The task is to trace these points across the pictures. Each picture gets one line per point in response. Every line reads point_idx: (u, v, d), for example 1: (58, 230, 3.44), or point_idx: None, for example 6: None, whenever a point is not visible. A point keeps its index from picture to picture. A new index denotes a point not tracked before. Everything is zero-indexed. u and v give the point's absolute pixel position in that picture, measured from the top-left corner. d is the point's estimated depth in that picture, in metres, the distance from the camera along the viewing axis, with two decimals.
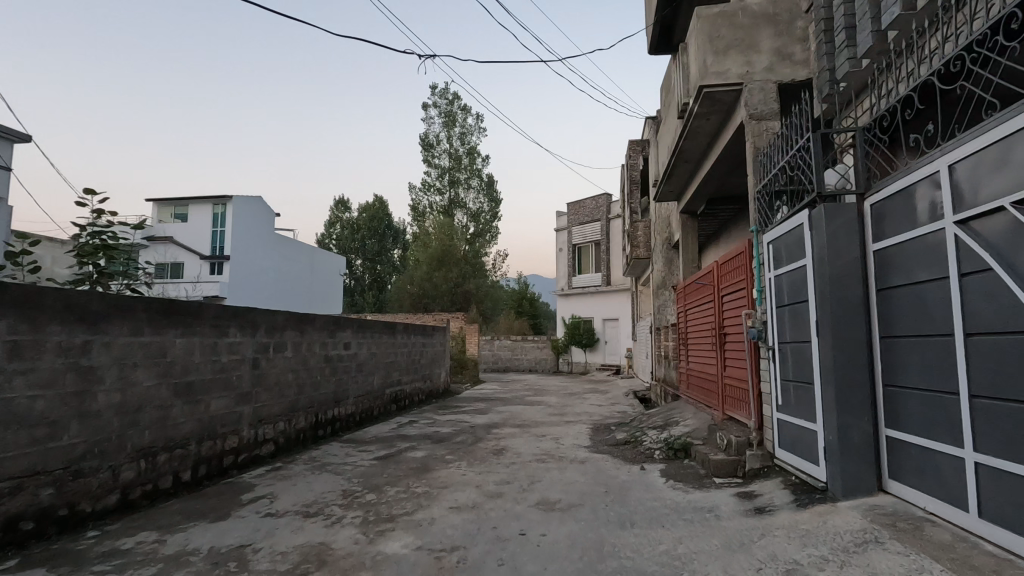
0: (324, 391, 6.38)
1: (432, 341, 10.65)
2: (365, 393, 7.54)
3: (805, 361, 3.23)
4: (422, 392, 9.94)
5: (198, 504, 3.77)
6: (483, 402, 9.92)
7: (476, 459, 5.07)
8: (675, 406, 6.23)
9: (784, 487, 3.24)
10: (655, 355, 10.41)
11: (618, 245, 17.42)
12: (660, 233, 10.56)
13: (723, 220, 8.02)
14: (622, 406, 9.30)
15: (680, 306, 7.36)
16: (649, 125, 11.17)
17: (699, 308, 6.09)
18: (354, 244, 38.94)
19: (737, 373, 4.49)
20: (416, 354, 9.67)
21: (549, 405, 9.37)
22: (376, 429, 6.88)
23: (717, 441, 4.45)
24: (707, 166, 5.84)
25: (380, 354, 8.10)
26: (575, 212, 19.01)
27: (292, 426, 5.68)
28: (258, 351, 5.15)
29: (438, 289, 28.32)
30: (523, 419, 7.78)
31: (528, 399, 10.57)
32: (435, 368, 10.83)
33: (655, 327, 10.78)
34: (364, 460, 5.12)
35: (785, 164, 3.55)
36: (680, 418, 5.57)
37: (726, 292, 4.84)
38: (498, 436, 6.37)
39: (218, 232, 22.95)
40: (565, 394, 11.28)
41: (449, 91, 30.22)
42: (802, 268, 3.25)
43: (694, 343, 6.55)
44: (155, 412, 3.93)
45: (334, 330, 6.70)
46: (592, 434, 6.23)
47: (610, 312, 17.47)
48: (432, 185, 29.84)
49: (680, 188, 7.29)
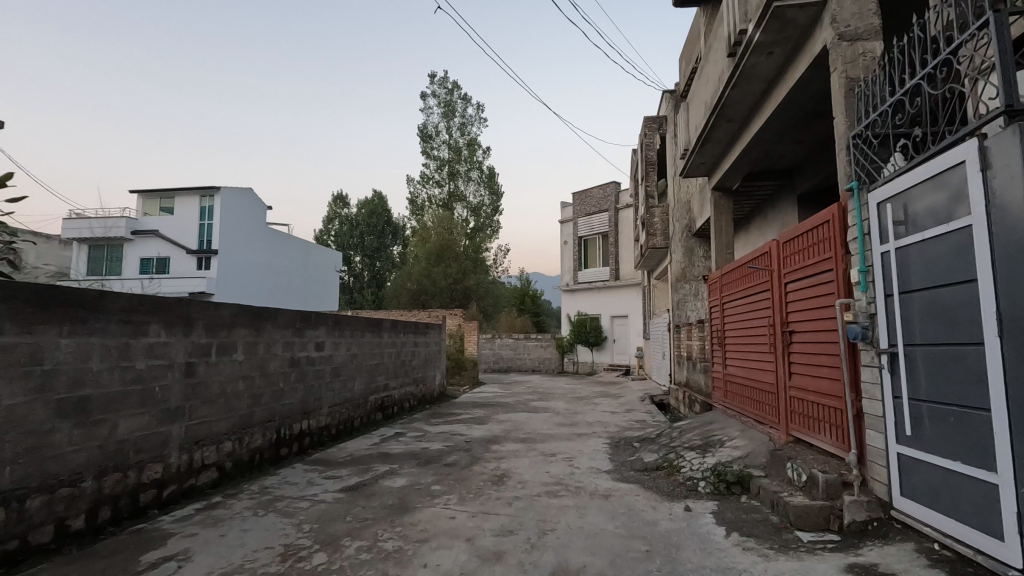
0: (287, 401, 5.29)
1: (425, 341, 9.57)
2: (343, 402, 6.47)
3: (960, 374, 2.14)
4: (413, 398, 8.86)
5: (78, 571, 2.70)
6: (482, 409, 8.84)
7: (470, 492, 3.98)
8: (713, 420, 5.13)
9: (929, 566, 2.14)
10: (674, 355, 9.33)
11: (628, 237, 16.32)
12: (682, 218, 9.53)
13: (762, 198, 6.94)
14: (639, 414, 8.21)
15: (710, 298, 6.26)
16: (667, 99, 10.10)
17: (743, 299, 4.97)
18: (352, 240, 37.93)
19: (814, 386, 3.39)
20: (406, 356, 8.59)
21: (556, 413, 8.29)
22: (353, 446, 5.80)
23: (787, 474, 3.36)
24: (759, 124, 4.74)
25: (361, 356, 7.00)
26: (581, 202, 17.90)
27: (244, 446, 4.61)
28: (193, 355, 4.06)
29: (436, 285, 27.23)
30: (527, 431, 6.70)
31: (532, 405, 9.51)
32: (429, 370, 9.77)
33: (674, 325, 9.69)
34: (328, 493, 4.03)
35: (912, 82, 2.46)
36: (725, 438, 4.47)
37: (793, 280, 3.72)
38: (499, 456, 5.28)
39: (206, 226, 21.92)
40: (573, 398, 10.21)
41: (448, 79, 29.12)
42: (955, 233, 2.15)
43: (733, 343, 5.44)
44: (22, 440, 2.84)
45: (302, 328, 5.61)
46: (612, 455, 5.13)
47: (619, 309, 16.39)
48: (431, 177, 28.77)
49: (713, 161, 6.18)
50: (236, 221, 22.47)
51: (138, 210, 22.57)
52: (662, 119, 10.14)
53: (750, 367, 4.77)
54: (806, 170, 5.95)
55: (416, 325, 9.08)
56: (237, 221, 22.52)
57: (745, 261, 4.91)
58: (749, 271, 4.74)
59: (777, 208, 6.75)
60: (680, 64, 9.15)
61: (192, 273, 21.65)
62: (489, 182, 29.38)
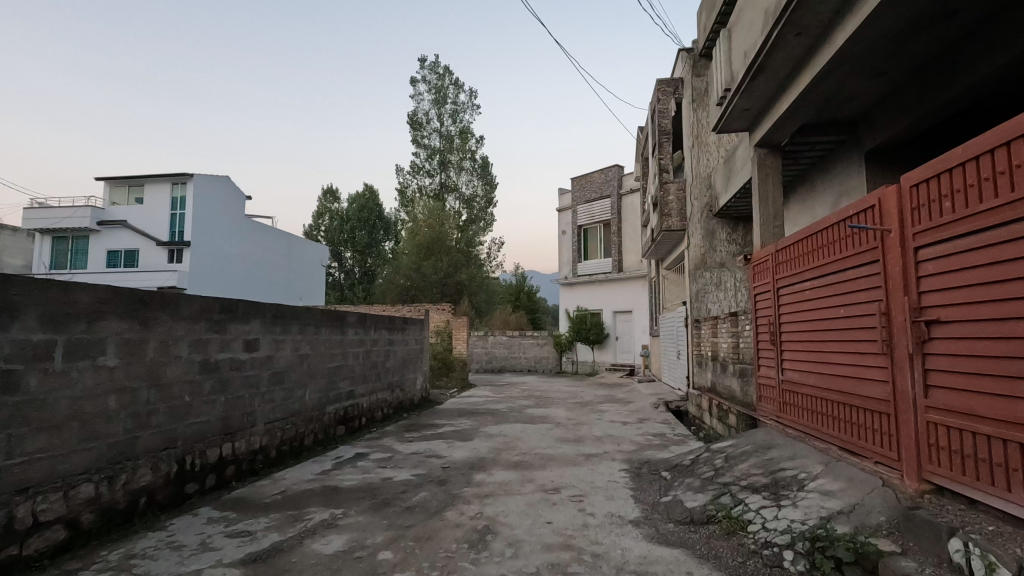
0: (196, 419, 3.91)
1: (403, 339, 8.20)
2: (288, 415, 5.10)
3: None
4: (387, 406, 7.49)
5: None
6: (469, 419, 7.47)
7: (433, 567, 2.62)
8: (773, 446, 3.79)
9: None
10: (693, 355, 8.04)
11: (632, 225, 14.98)
12: (704, 194, 8.25)
13: (816, 157, 5.64)
14: (657, 426, 6.86)
15: (752, 284, 4.93)
16: (682, 58, 8.82)
17: (814, 281, 3.66)
18: (342, 235, 36.52)
19: (1000, 411, 2.06)
20: (377, 357, 7.23)
21: (556, 425, 6.91)
22: (294, 476, 4.42)
23: (953, 557, 2.02)
24: (847, 33, 3.42)
25: (315, 358, 5.63)
26: (580, 188, 16.52)
27: (118, 489, 3.23)
28: (14, 359, 2.69)
29: (427, 280, 25.79)
30: (522, 451, 5.34)
31: (529, 413, 8.15)
32: (408, 372, 8.39)
33: (693, 319, 8.34)
34: (217, 569, 2.65)
35: None
36: (803, 476, 3.12)
37: (934, 242, 2.41)
38: (482, 493, 3.92)
39: (178, 215, 20.50)
40: (576, 404, 8.85)
41: (439, 64, 27.81)
42: None
43: (789, 343, 4.15)
44: None
45: (224, 321, 4.24)
46: (635, 493, 3.77)
47: (622, 304, 15.04)
48: (421, 167, 27.43)
49: (760, 108, 4.85)
50: (212, 209, 21.04)
51: (104, 199, 21.05)
52: (678, 81, 8.88)
53: (826, 373, 3.46)
54: (882, 117, 4.62)
55: (390, 320, 7.72)
56: (213, 210, 21.07)
57: (820, 228, 3.60)
58: (830, 239, 3.42)
59: (834, 173, 5.43)
60: (700, 14, 7.88)
61: (162, 266, 20.18)
62: (483, 172, 28.12)
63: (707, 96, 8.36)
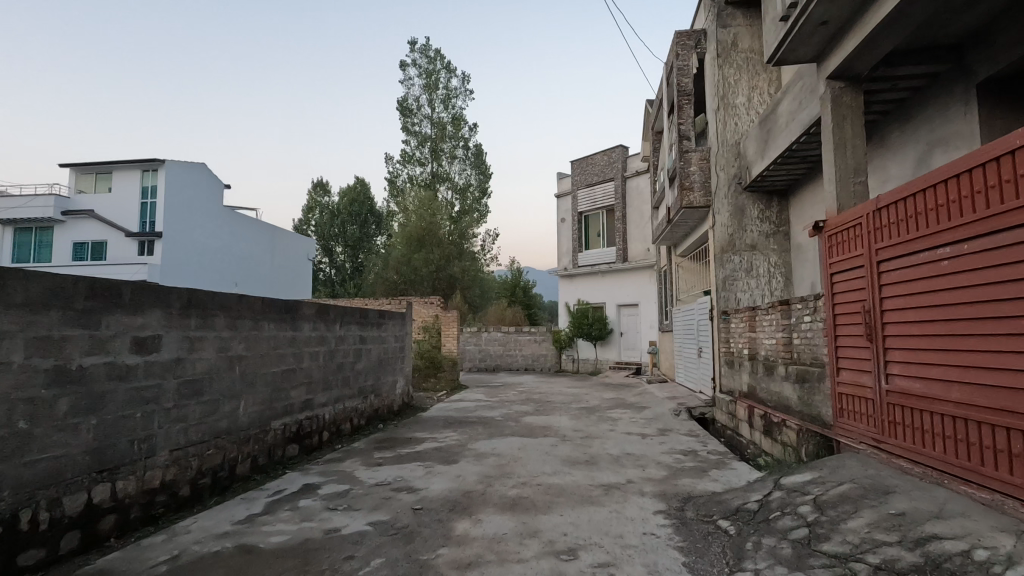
0: (41, 455, 2.66)
1: (378, 335, 6.94)
2: (210, 438, 3.84)
3: None
4: (357, 415, 6.25)
5: None
6: (456, 432, 6.20)
7: None
8: (893, 492, 2.56)
9: None
10: (723, 354, 6.82)
11: (637, 210, 13.76)
12: (733, 165, 7.04)
13: (895, 101, 4.40)
14: (684, 440, 5.64)
15: (827, 259, 3.71)
16: (705, 6, 7.61)
17: (973, 247, 2.44)
18: (332, 229, 35.18)
19: None
20: (344, 357, 5.98)
21: (563, 440, 5.67)
22: (202, 528, 3.17)
23: None
24: None
25: (253, 360, 4.36)
26: (581, 171, 15.25)
27: None
28: None
29: (417, 273, 24.44)
30: (520, 481, 4.09)
31: (528, 422, 6.91)
32: (385, 374, 7.15)
33: (719, 312, 7.13)
34: None
35: None
36: (986, 557, 1.90)
37: None
38: (465, 559, 2.68)
39: (151, 204, 19.26)
40: (582, 411, 7.63)
41: (431, 47, 26.54)
42: None
43: (902, 338, 2.94)
44: None
45: (98, 311, 2.98)
46: (691, 563, 2.54)
47: (628, 297, 13.81)
48: (412, 155, 26.16)
49: (841, 23, 3.62)
50: (186, 197, 19.68)
51: (69, 186, 19.63)
52: (700, 33, 7.66)
53: (1003, 389, 2.26)
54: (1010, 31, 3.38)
55: (362, 313, 6.48)
56: (187, 198, 19.72)
57: (991, 159, 2.36)
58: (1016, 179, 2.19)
59: (924, 119, 4.20)
60: None
61: (132, 259, 18.85)
62: (477, 161, 26.93)
63: (735, 50, 7.15)
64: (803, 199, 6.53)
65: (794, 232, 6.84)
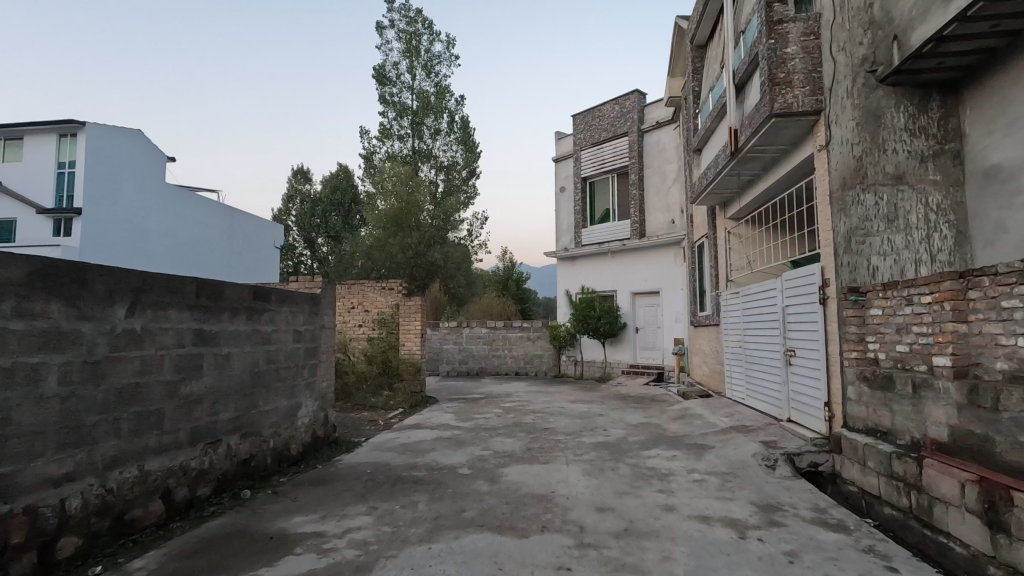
0: None
1: (246, 332, 3.95)
2: None
3: None
4: (181, 483, 3.26)
5: None
6: (369, 518, 3.20)
7: None
8: None
9: None
10: (857, 364, 3.88)
11: (658, 172, 10.81)
12: (861, 42, 4.15)
13: None
14: (833, 549, 2.68)
15: None
16: None
17: None
18: (309, 217, 32.11)
19: None
20: (141, 375, 2.99)
21: (579, 548, 2.71)
22: None
23: None
24: None
25: None
26: (585, 126, 12.27)
27: None
28: None
29: (393, 260, 21.27)
30: None
31: (511, 480, 3.95)
32: (267, 397, 4.19)
33: (839, 290, 4.26)
34: None
35: None
36: None
37: None
38: None
39: (67, 174, 16.15)
40: (601, 454, 4.66)
41: (411, 7, 23.53)
42: None
43: None
44: None
45: None
46: None
47: (646, 282, 10.86)
48: (389, 128, 23.16)
49: None
50: (113, 167, 16.55)
51: None
52: None
53: None
54: None
55: (204, 289, 3.50)
56: (113, 167, 16.57)
57: None
58: None
59: None
60: None
61: (46, 241, 15.83)
62: (464, 137, 23.94)
63: None
64: (1012, 83, 3.57)
65: (981, 149, 3.88)
